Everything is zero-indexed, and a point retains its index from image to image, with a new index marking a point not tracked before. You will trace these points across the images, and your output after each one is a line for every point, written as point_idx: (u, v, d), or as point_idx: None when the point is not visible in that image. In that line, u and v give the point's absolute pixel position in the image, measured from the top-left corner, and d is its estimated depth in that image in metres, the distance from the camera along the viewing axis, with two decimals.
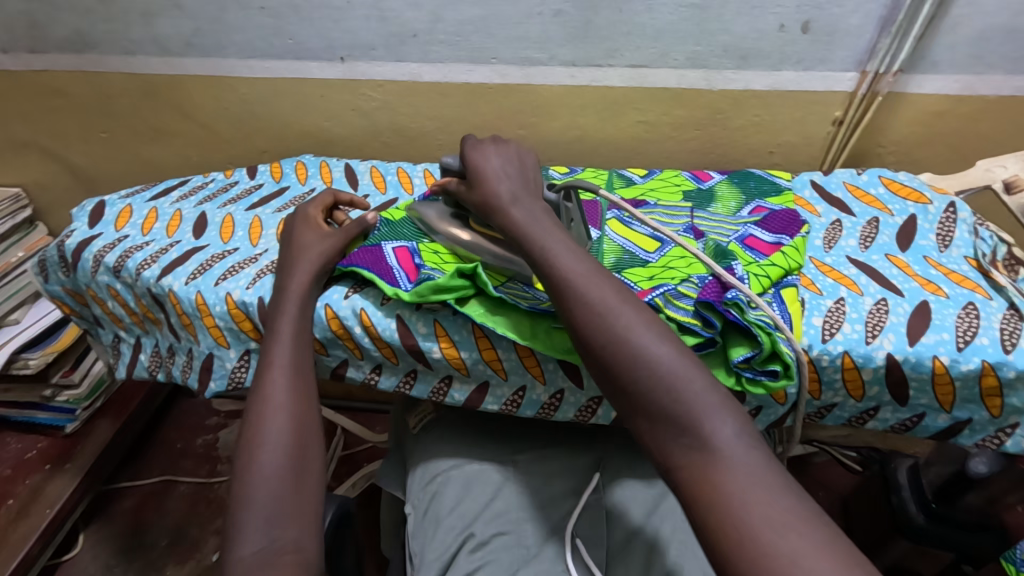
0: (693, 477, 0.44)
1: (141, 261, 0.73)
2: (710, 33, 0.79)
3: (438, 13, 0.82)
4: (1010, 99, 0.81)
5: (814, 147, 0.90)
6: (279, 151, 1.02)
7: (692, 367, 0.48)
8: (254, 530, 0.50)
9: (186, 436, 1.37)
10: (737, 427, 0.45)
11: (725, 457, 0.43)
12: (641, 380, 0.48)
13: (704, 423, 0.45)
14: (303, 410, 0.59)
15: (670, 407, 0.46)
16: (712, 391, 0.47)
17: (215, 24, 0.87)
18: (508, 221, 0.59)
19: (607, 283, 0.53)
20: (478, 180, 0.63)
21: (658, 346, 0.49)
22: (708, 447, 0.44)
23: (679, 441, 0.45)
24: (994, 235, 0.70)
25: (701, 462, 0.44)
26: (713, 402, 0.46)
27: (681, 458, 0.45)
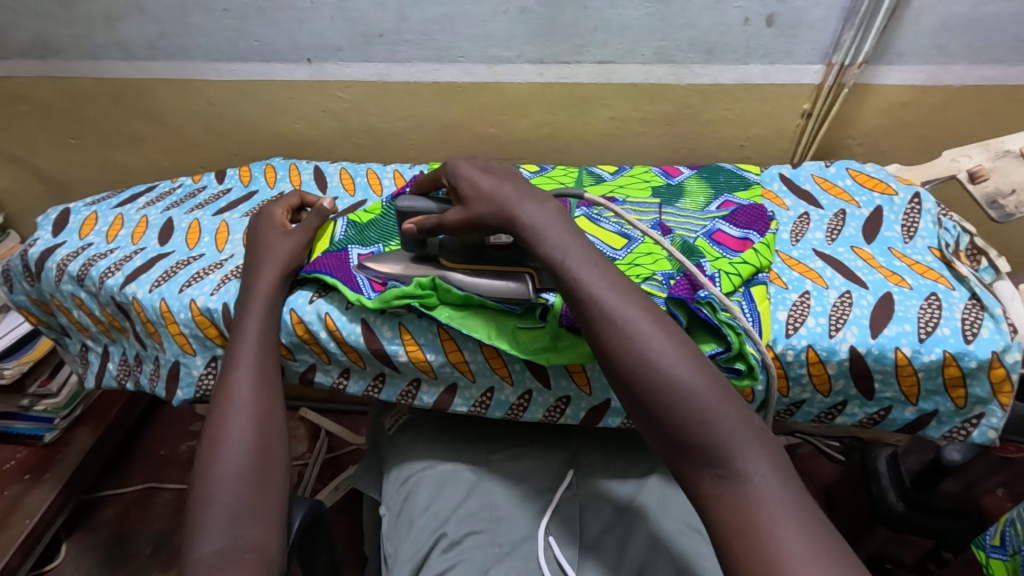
0: (718, 504, 0.44)
1: (105, 268, 0.72)
2: (675, 28, 0.79)
3: (402, 13, 0.81)
4: (975, 88, 0.81)
5: (784, 140, 0.90)
6: (250, 154, 1.01)
7: (727, 399, 0.47)
8: (216, 530, 0.51)
9: (168, 443, 1.36)
10: (769, 460, 0.45)
11: (756, 488, 0.44)
12: (677, 411, 0.47)
13: (740, 457, 0.45)
14: (265, 409, 0.59)
15: (703, 437, 0.46)
16: (746, 424, 0.47)
17: (178, 27, 0.86)
18: (517, 226, 0.57)
19: (638, 303, 0.52)
20: (475, 185, 0.60)
21: (695, 375, 0.48)
22: (740, 479, 0.44)
23: (711, 472, 0.45)
24: (958, 226, 0.70)
25: (733, 493, 0.44)
26: (748, 435, 0.46)
27: (710, 488, 0.45)
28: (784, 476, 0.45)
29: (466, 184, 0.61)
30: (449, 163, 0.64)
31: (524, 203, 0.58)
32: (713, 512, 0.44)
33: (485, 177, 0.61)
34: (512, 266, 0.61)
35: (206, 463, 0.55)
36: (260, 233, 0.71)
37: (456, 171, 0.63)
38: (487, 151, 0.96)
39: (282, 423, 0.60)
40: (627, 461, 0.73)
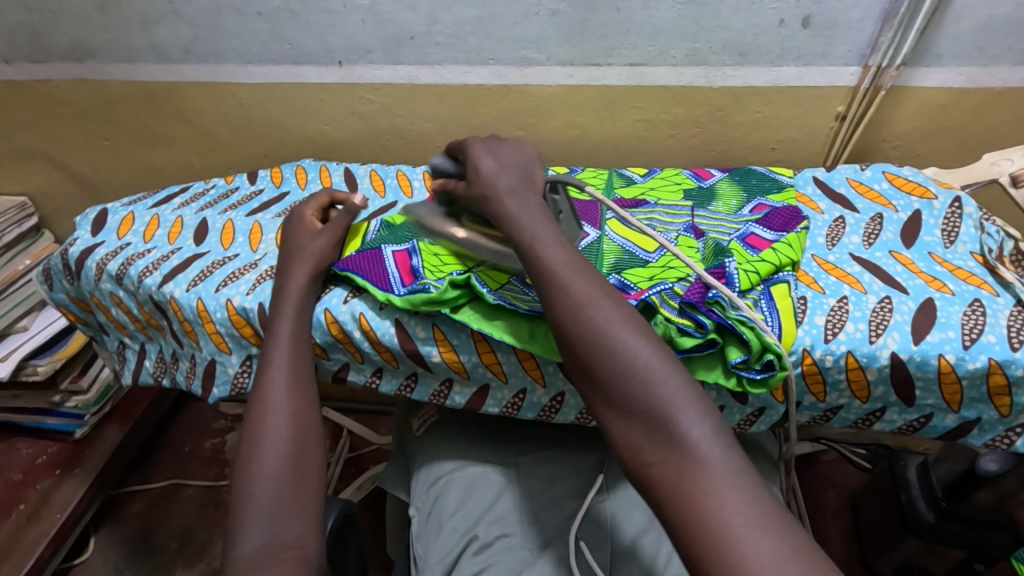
0: (664, 473, 0.43)
1: (143, 268, 0.74)
2: (708, 30, 0.79)
3: (434, 16, 0.81)
4: (1016, 90, 0.79)
5: (816, 143, 0.89)
6: (280, 156, 1.02)
7: (669, 363, 0.47)
8: (256, 522, 0.51)
9: (193, 440, 1.38)
10: (711, 426, 0.43)
11: (696, 453, 0.42)
12: (620, 376, 0.47)
13: (678, 419, 0.44)
14: (302, 409, 0.60)
15: (644, 402, 0.45)
16: (688, 388, 0.45)
17: (213, 30, 0.87)
18: (500, 212, 0.59)
19: (590, 277, 0.53)
20: (476, 168, 0.62)
21: (637, 342, 0.48)
22: (681, 443, 0.43)
23: (652, 438, 0.44)
24: (1000, 230, 0.69)
25: (676, 459, 0.43)
26: (686, 399, 0.45)
27: (652, 455, 0.44)
28: (732, 443, 0.43)
29: (470, 165, 0.63)
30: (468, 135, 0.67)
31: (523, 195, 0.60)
32: (659, 484, 0.43)
33: (490, 160, 0.63)
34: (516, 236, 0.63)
35: (249, 458, 0.56)
36: (294, 234, 0.71)
37: (470, 145, 0.66)
38: None
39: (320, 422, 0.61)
40: None
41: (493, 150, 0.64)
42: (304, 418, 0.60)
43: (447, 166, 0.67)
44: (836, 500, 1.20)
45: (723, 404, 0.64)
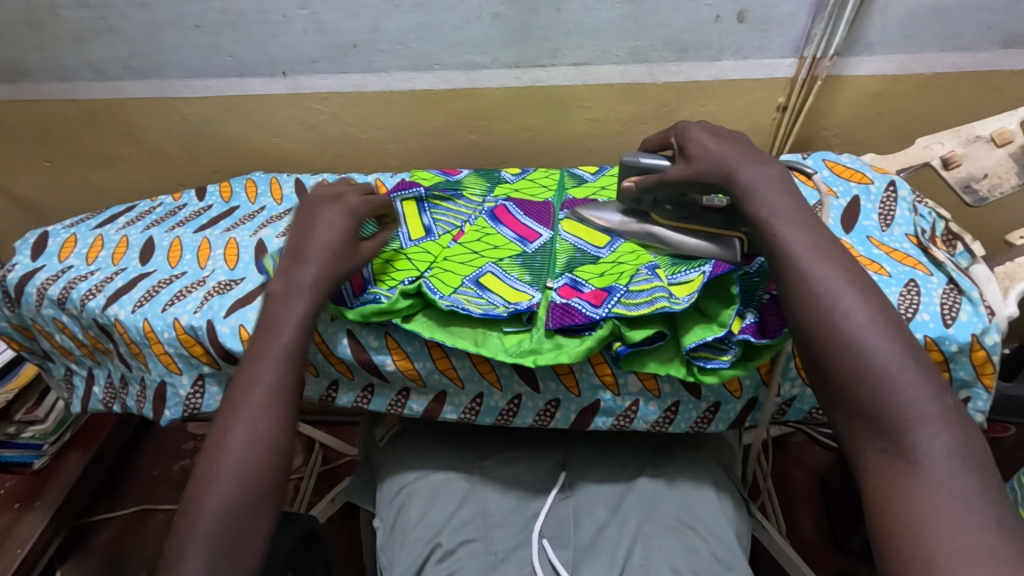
0: (878, 479, 0.42)
1: (85, 291, 0.72)
2: (648, 28, 0.80)
3: (376, 23, 0.81)
4: (945, 76, 0.82)
5: (760, 134, 0.91)
6: (230, 170, 1.01)
7: (915, 372, 0.43)
8: (198, 564, 0.47)
9: (163, 463, 1.35)
10: (949, 444, 0.41)
11: (923, 468, 0.41)
12: (854, 373, 0.44)
13: (915, 432, 0.41)
14: (273, 427, 0.54)
15: (875, 406, 0.43)
16: (935, 401, 0.42)
17: (151, 45, 0.85)
18: (736, 185, 0.55)
19: (834, 260, 0.48)
20: (702, 145, 0.58)
21: (884, 341, 0.44)
22: (908, 457, 0.41)
23: (876, 442, 0.43)
24: (933, 211, 0.72)
25: (894, 470, 0.42)
26: (930, 411, 0.42)
27: (872, 459, 0.43)
28: (968, 467, 0.41)
29: (693, 143, 0.59)
30: (678, 123, 0.63)
31: (746, 163, 0.55)
32: (868, 486, 0.43)
33: (716, 139, 0.58)
34: (723, 229, 0.62)
35: (207, 480, 0.51)
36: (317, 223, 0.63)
37: (683, 130, 0.62)
38: (468, 156, 0.96)
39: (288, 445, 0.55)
40: (616, 461, 0.73)
41: (720, 130, 0.59)
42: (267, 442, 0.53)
43: (645, 163, 0.63)
44: (804, 481, 1.21)
45: (677, 398, 0.64)
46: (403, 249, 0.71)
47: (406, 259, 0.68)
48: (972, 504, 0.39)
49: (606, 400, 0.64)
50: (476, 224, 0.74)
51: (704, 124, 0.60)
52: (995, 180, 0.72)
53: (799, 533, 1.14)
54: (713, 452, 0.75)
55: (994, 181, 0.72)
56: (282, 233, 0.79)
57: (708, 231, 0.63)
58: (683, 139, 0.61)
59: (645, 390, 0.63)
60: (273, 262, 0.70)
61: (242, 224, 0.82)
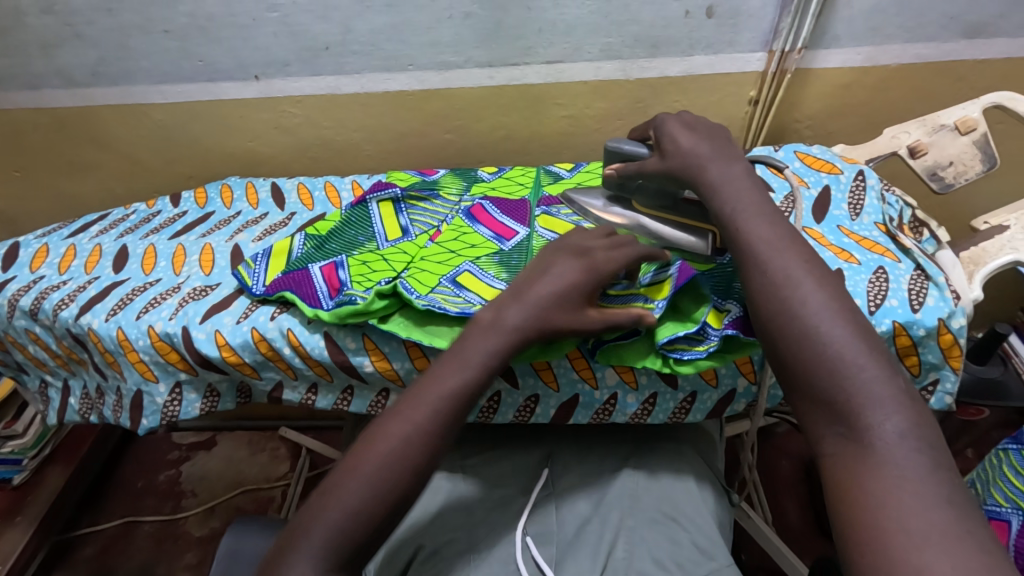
0: (836, 465, 0.39)
1: (57, 301, 0.71)
2: (619, 24, 0.80)
3: (348, 25, 0.81)
4: (910, 66, 0.84)
5: (734, 128, 0.92)
6: (206, 176, 1.00)
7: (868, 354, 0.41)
8: None
9: (147, 474, 1.33)
10: (904, 425, 0.38)
11: (879, 452, 0.37)
12: (808, 357, 0.42)
13: (868, 412, 0.39)
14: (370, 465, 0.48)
15: (830, 389, 0.40)
16: (887, 382, 0.39)
17: (120, 51, 0.84)
18: (702, 180, 0.55)
19: (793, 249, 0.47)
20: (676, 142, 0.58)
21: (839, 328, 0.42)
22: (863, 439, 0.38)
23: (833, 427, 0.40)
24: (900, 200, 0.73)
25: (850, 452, 0.38)
26: (885, 393, 0.39)
27: (829, 444, 0.40)
28: (921, 447, 0.37)
29: (668, 138, 0.60)
30: (657, 114, 0.63)
31: (715, 160, 0.56)
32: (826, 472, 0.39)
33: (690, 134, 0.59)
34: (698, 221, 0.63)
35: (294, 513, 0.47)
36: (555, 260, 0.58)
37: (663, 123, 0.62)
38: (446, 155, 0.96)
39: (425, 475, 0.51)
40: (598, 456, 0.74)
41: (698, 124, 0.59)
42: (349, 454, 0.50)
43: (626, 151, 0.65)
44: (790, 470, 1.22)
45: (655, 390, 0.64)
46: (380, 250, 0.71)
47: (382, 260, 0.69)
48: (927, 485, 0.35)
49: (584, 394, 0.65)
50: (452, 223, 0.74)
51: (687, 116, 0.61)
52: (961, 167, 0.74)
53: (786, 521, 1.15)
54: (693, 443, 0.76)
55: (959, 168, 0.73)
56: (258, 238, 0.78)
57: (685, 223, 0.63)
58: (660, 131, 0.61)
59: (623, 382, 0.64)
60: (249, 269, 0.70)
61: (217, 230, 0.81)
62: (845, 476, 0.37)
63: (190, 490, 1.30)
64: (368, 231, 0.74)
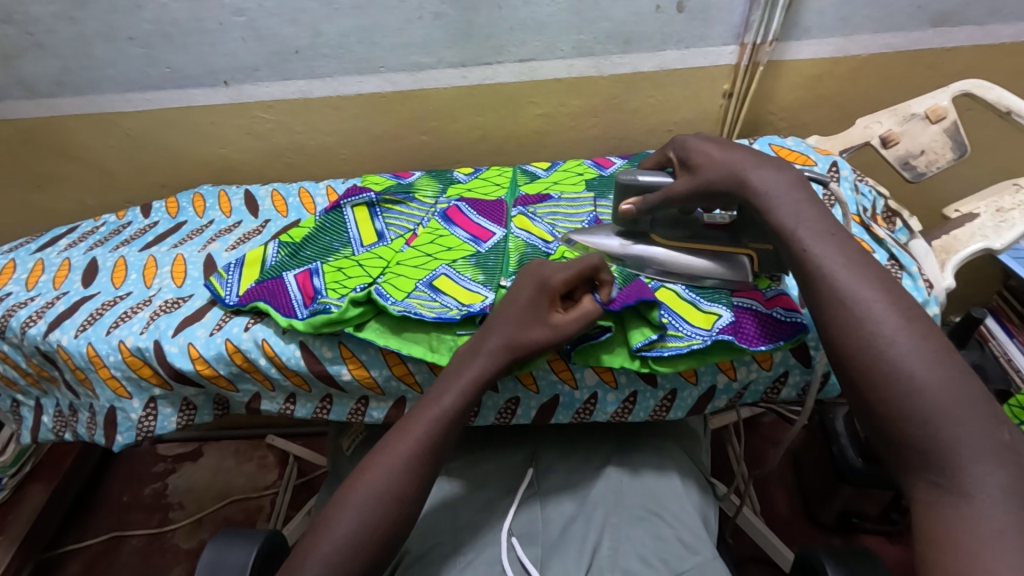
0: (924, 515, 0.38)
1: (25, 318, 0.69)
2: (590, 21, 0.80)
3: (317, 28, 0.79)
4: (881, 56, 0.84)
5: (709, 122, 0.92)
6: (178, 184, 0.99)
7: (971, 406, 0.39)
8: None
9: (132, 488, 1.31)
10: (1005, 480, 0.37)
11: (976, 506, 0.36)
12: (903, 405, 0.40)
13: (967, 467, 0.37)
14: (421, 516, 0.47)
15: (921, 439, 0.39)
16: (989, 437, 0.38)
17: (82, 60, 0.82)
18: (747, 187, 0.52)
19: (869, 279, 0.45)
20: (708, 155, 0.56)
21: (936, 373, 0.40)
22: (960, 492, 0.37)
23: (927, 477, 0.39)
24: (872, 189, 0.74)
25: (945, 503, 0.37)
26: (986, 446, 0.38)
27: (921, 493, 0.39)
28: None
29: (697, 155, 0.57)
30: (676, 136, 0.61)
31: (758, 167, 0.53)
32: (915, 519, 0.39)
33: (721, 145, 0.56)
34: (729, 248, 0.61)
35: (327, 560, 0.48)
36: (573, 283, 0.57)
37: (684, 145, 0.59)
38: (422, 157, 0.96)
39: None
40: (583, 454, 0.74)
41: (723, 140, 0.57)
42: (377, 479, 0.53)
43: (644, 181, 0.61)
44: (777, 459, 1.23)
45: (635, 388, 0.64)
46: (355, 256, 0.70)
47: (358, 266, 0.68)
48: None
49: (564, 394, 0.64)
50: (428, 226, 0.74)
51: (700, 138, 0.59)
52: (932, 156, 0.74)
53: (774, 510, 1.16)
54: (677, 438, 0.76)
55: (931, 156, 0.73)
56: (231, 247, 0.77)
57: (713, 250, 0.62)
58: (685, 153, 0.59)
59: (603, 382, 0.64)
60: (221, 279, 0.69)
61: (189, 240, 0.80)
62: (939, 529, 0.37)
63: (176, 502, 1.28)
64: (343, 237, 0.73)
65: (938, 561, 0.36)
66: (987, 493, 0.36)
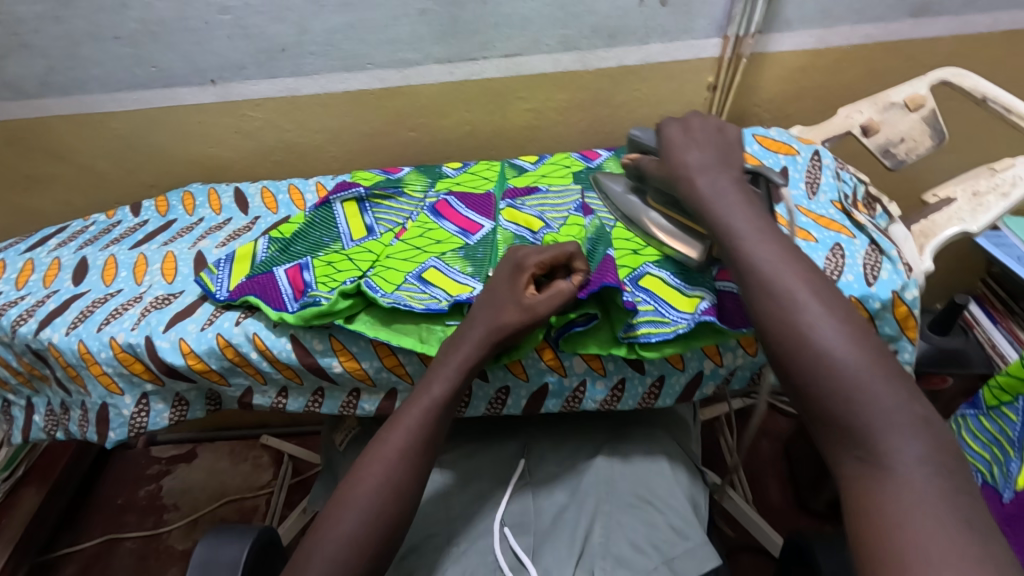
0: (852, 488, 0.39)
1: (16, 317, 0.70)
2: (575, 16, 0.81)
3: (303, 26, 0.80)
4: (861, 47, 0.86)
5: (695, 114, 0.93)
6: (168, 184, 0.99)
7: (885, 381, 0.41)
8: None
9: (126, 490, 1.31)
10: (920, 449, 0.38)
11: (898, 474, 0.37)
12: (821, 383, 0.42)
13: (884, 437, 0.39)
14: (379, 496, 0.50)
15: (843, 412, 0.41)
16: (905, 410, 0.40)
17: (69, 60, 0.82)
18: (717, 187, 0.55)
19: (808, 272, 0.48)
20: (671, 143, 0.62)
21: (852, 351, 0.42)
22: (881, 461, 0.38)
23: (852, 451, 0.40)
24: (853, 177, 0.75)
25: (869, 474, 0.39)
26: (901, 419, 0.39)
27: (849, 469, 0.40)
28: (941, 471, 0.37)
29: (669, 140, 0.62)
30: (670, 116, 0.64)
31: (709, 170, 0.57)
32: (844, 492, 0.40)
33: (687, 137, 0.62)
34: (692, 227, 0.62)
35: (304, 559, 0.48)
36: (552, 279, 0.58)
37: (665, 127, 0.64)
38: (411, 153, 0.96)
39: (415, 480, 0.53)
40: (574, 443, 0.74)
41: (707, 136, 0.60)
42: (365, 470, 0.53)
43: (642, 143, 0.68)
44: (769, 449, 1.24)
45: (623, 375, 0.65)
46: (345, 250, 0.70)
47: (348, 260, 0.68)
48: None
49: (554, 382, 0.65)
50: (418, 219, 0.74)
51: (693, 119, 0.63)
52: (912, 143, 0.75)
53: (767, 499, 1.17)
54: (666, 426, 0.77)
55: (911, 144, 0.75)
56: (222, 244, 0.78)
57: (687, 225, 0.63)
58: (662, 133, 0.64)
59: (591, 369, 0.64)
60: (211, 274, 0.69)
61: (179, 237, 0.80)
62: (866, 495, 0.38)
63: (171, 503, 1.28)
64: (333, 232, 0.74)
65: (863, 527, 0.37)
66: (903, 455, 0.38)
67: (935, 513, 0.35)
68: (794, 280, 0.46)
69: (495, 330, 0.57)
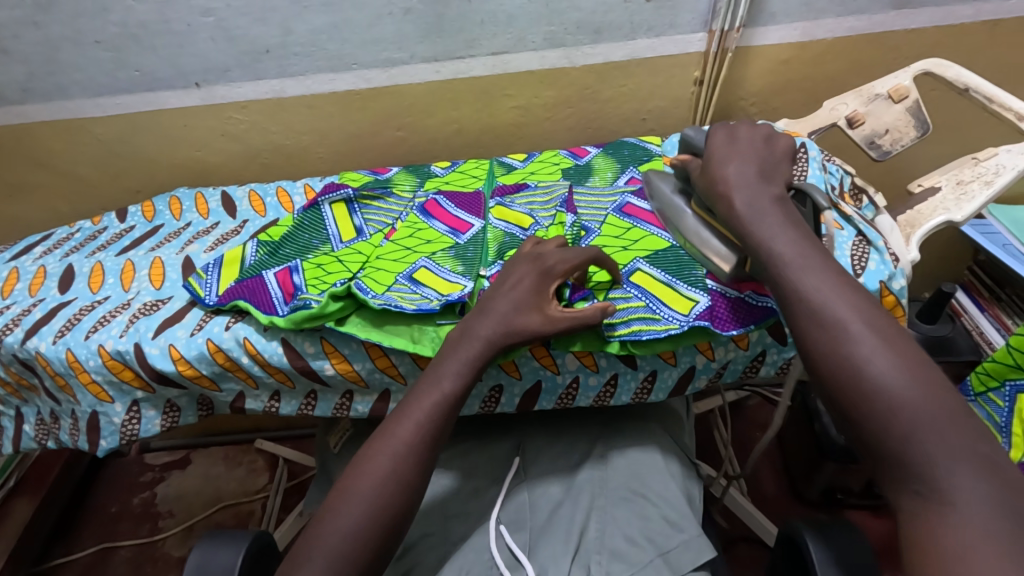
0: (907, 522, 0.39)
1: (2, 326, 0.69)
2: (560, 12, 0.81)
3: (287, 26, 0.79)
4: (846, 39, 0.86)
5: (682, 109, 0.93)
6: (154, 189, 0.98)
7: (947, 416, 0.40)
8: None
9: (120, 498, 1.30)
10: (985, 488, 0.37)
11: (955, 510, 0.36)
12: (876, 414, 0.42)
13: (942, 473, 0.38)
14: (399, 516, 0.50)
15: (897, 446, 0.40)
16: (962, 440, 0.39)
17: (49, 65, 0.81)
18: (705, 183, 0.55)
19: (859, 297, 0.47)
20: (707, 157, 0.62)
21: (908, 383, 0.41)
22: (938, 495, 0.37)
23: (909, 485, 0.39)
24: (840, 168, 0.75)
25: (924, 505, 0.38)
26: (960, 454, 0.38)
27: (905, 502, 0.39)
28: (1003, 507, 0.36)
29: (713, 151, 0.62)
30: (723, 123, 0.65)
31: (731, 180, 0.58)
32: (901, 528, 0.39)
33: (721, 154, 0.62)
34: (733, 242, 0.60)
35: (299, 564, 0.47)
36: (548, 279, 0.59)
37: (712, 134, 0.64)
38: (398, 153, 0.96)
39: (411, 480, 0.53)
40: (568, 439, 0.75)
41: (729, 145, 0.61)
42: (362, 465, 0.53)
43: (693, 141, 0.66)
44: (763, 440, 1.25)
45: (615, 371, 0.65)
46: (334, 252, 0.70)
47: (337, 262, 0.68)
48: None
49: (547, 379, 0.65)
50: (407, 220, 0.74)
51: (742, 131, 0.63)
52: (897, 134, 0.76)
53: (761, 490, 1.17)
54: (659, 421, 0.77)
55: (895, 135, 0.76)
56: (210, 249, 0.77)
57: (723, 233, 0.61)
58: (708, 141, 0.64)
59: (584, 366, 0.65)
60: (199, 279, 0.68)
61: (167, 242, 0.80)
62: (920, 529, 0.37)
63: (166, 510, 1.27)
64: (322, 234, 0.73)
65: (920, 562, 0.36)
66: (964, 490, 0.37)
67: (993, 549, 0.34)
68: (845, 298, 0.47)
69: (488, 331, 0.57)
